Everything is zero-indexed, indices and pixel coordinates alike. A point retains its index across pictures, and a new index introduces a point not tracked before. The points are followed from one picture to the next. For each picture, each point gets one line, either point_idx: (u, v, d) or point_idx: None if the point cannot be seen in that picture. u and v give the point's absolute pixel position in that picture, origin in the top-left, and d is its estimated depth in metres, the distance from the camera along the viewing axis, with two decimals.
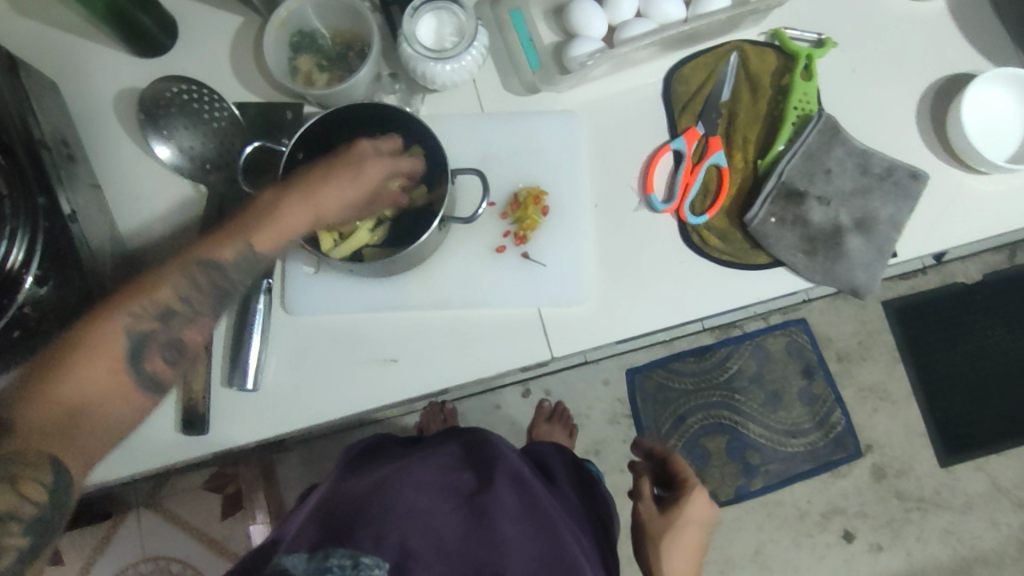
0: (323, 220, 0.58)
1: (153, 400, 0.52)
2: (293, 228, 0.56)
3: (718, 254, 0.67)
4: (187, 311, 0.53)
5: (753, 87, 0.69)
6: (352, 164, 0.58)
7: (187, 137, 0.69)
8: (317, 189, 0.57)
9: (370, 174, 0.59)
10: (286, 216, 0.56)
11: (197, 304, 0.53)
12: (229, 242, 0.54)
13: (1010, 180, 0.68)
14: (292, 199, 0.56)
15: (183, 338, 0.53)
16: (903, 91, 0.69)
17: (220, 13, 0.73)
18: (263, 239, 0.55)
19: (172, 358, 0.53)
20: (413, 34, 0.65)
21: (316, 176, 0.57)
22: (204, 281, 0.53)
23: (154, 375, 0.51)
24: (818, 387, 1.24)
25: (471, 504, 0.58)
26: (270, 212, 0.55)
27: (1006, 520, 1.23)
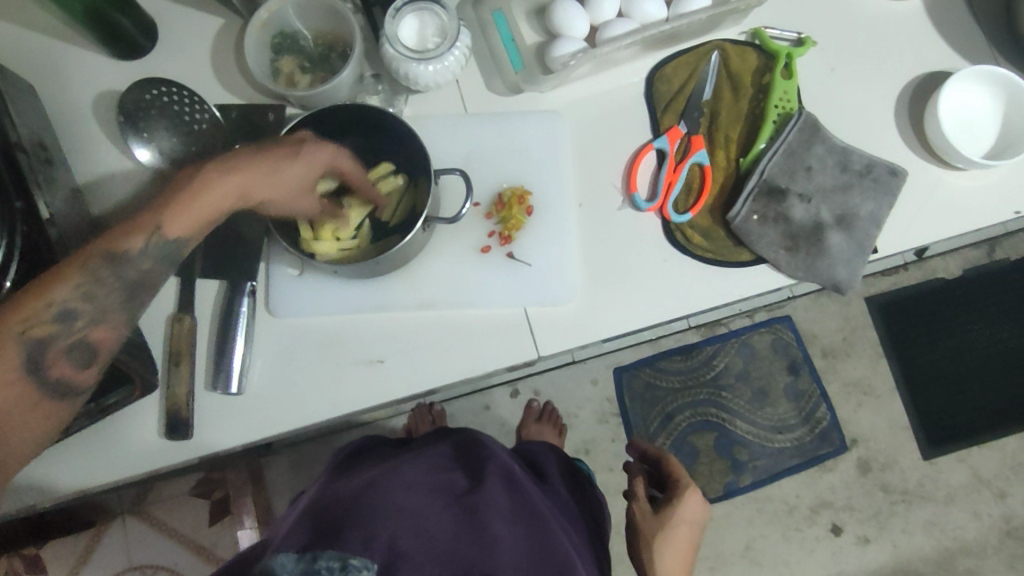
0: (248, 200, 0.56)
1: (62, 407, 0.50)
2: (217, 202, 0.54)
3: (702, 252, 0.68)
4: (90, 311, 0.50)
5: (734, 86, 0.70)
6: (283, 148, 0.59)
7: (168, 141, 0.69)
8: (245, 165, 0.56)
9: (306, 157, 0.59)
10: (207, 188, 0.54)
11: (104, 302, 0.50)
12: (143, 221, 0.52)
13: (987, 175, 0.69)
14: (217, 174, 0.55)
15: (90, 339, 0.50)
16: (881, 89, 0.70)
17: (201, 15, 0.72)
18: (180, 216, 0.53)
19: (80, 361, 0.50)
20: (395, 35, 0.65)
21: (244, 154, 0.57)
22: (116, 277, 0.51)
23: (58, 381, 0.50)
24: (803, 382, 1.25)
25: (461, 503, 0.59)
26: (191, 190, 0.54)
27: (989, 511, 1.25)
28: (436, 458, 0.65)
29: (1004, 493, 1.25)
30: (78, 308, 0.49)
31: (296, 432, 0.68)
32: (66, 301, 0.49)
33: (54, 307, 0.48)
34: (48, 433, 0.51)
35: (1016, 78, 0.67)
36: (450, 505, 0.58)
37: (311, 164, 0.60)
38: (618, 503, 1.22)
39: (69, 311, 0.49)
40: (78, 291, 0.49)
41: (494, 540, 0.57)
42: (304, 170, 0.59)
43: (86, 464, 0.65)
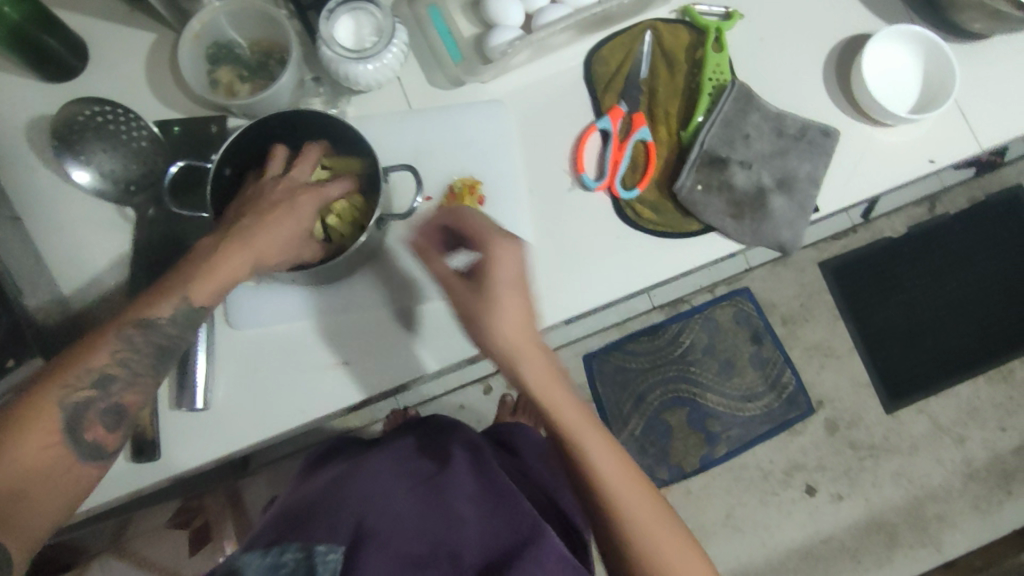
0: (265, 263, 0.57)
1: (96, 467, 0.53)
2: (230, 275, 0.56)
3: (653, 226, 0.69)
4: (126, 375, 0.54)
5: (669, 63, 0.72)
6: (282, 202, 0.58)
7: (107, 161, 0.67)
8: (253, 234, 0.56)
9: (303, 210, 0.58)
10: (218, 263, 0.55)
11: (136, 368, 0.54)
12: (167, 299, 0.54)
13: (914, 129, 0.72)
14: (226, 247, 0.55)
15: (123, 403, 0.54)
16: (809, 56, 0.73)
17: (132, 32, 0.71)
18: (200, 289, 0.55)
19: (113, 424, 0.54)
20: (331, 36, 0.65)
21: (246, 222, 0.56)
22: (139, 340, 0.54)
23: (94, 443, 0.53)
24: (767, 350, 1.29)
25: (425, 483, 0.61)
26: (207, 263, 0.55)
27: (950, 457, 1.30)
28: (404, 450, 0.69)
29: (964, 438, 1.30)
30: (114, 374, 0.53)
31: (268, 443, 0.68)
32: (103, 368, 0.52)
33: (93, 373, 0.52)
34: (83, 490, 0.53)
35: (931, 34, 0.71)
36: (413, 484, 0.61)
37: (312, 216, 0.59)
38: None
39: (104, 378, 0.53)
40: (113, 359, 0.53)
41: (458, 510, 0.57)
42: (304, 222, 0.58)
43: None
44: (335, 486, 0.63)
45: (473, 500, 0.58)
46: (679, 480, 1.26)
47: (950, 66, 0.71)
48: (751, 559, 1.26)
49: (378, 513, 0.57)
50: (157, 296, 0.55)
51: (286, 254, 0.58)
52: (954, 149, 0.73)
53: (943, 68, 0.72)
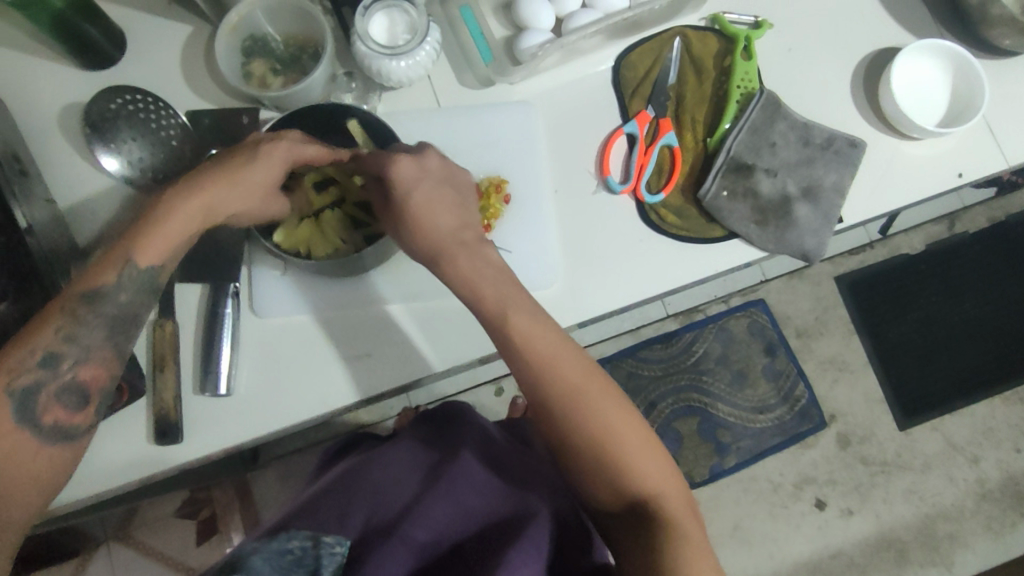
0: (215, 217, 0.56)
1: (64, 449, 0.51)
2: (180, 228, 0.54)
3: (675, 231, 0.70)
4: (78, 350, 0.51)
5: (697, 70, 0.73)
6: (243, 154, 0.57)
7: (136, 150, 0.68)
8: (204, 185, 0.55)
9: (266, 159, 0.57)
10: (168, 216, 0.53)
11: (88, 341, 0.52)
12: (111, 261, 0.53)
13: (941, 142, 0.72)
14: (175, 198, 0.54)
15: (82, 379, 0.52)
16: (837, 67, 0.73)
17: (168, 24, 0.73)
18: (146, 247, 0.53)
19: (75, 403, 0.51)
20: (365, 32, 0.66)
21: (201, 174, 0.55)
22: (86, 313, 0.52)
23: (56, 426, 0.50)
24: (780, 363, 1.29)
25: (435, 473, 0.62)
26: (155, 220, 0.53)
27: (963, 476, 1.29)
28: (416, 443, 0.70)
29: (978, 457, 1.29)
30: (62, 351, 0.51)
31: (288, 431, 0.69)
32: (50, 346, 0.50)
33: (38, 353, 0.50)
34: (63, 474, 0.51)
35: (958, 48, 0.71)
36: (422, 476, 0.63)
37: (276, 166, 0.58)
38: None
39: (53, 355, 0.50)
40: (59, 335, 0.51)
41: (466, 502, 0.59)
42: (265, 170, 0.57)
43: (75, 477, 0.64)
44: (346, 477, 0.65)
45: (479, 491, 0.60)
46: (688, 490, 1.25)
47: (976, 72, 0.71)
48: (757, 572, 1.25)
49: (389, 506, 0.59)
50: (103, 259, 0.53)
51: (244, 204, 0.57)
52: (981, 164, 0.73)
53: (968, 76, 0.72)
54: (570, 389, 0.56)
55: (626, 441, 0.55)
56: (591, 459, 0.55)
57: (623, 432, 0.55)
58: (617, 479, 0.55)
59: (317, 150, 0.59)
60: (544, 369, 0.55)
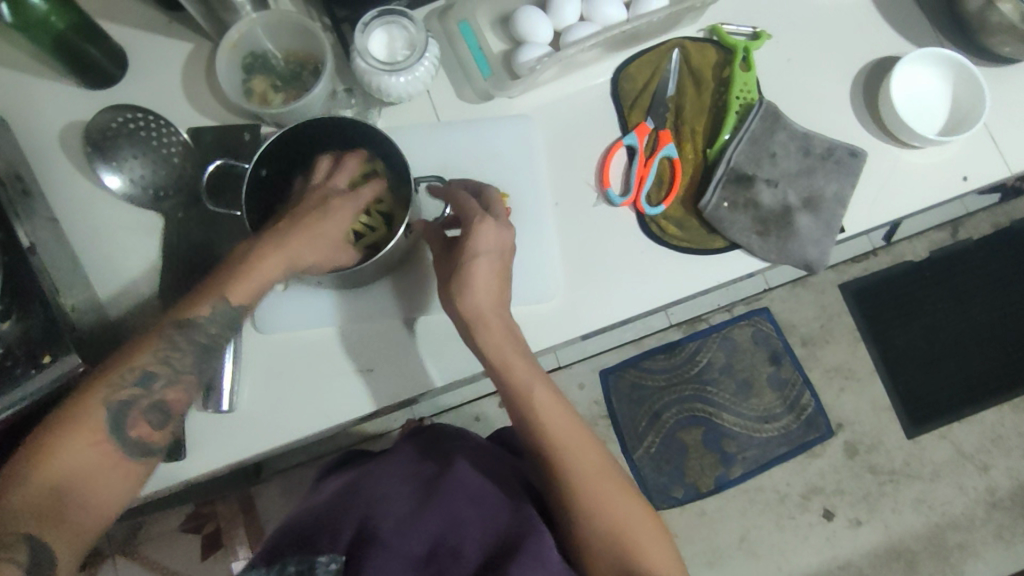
0: (294, 266, 0.57)
1: (140, 465, 0.53)
2: (266, 275, 0.56)
3: (676, 242, 0.70)
4: (168, 372, 0.54)
5: (696, 81, 0.73)
6: (320, 206, 0.59)
7: (137, 167, 0.69)
8: (287, 237, 0.57)
9: (338, 216, 0.59)
10: (258, 261, 0.56)
11: (179, 365, 0.55)
12: (203, 301, 0.55)
13: (943, 150, 0.72)
14: (263, 247, 0.56)
15: (167, 401, 0.54)
16: (836, 76, 0.73)
17: (169, 42, 0.73)
18: (237, 290, 0.56)
19: (158, 422, 0.54)
20: (365, 49, 0.66)
21: (286, 223, 0.58)
22: (181, 341, 0.55)
23: (138, 442, 0.53)
24: (786, 371, 1.28)
25: (429, 485, 0.63)
26: (244, 267, 0.56)
27: (973, 484, 1.27)
28: (410, 454, 0.70)
29: (987, 465, 1.28)
30: (157, 372, 0.54)
31: (290, 447, 0.69)
32: (145, 367, 0.53)
33: (136, 371, 0.53)
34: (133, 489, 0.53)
35: (950, 52, 0.71)
36: (417, 488, 0.63)
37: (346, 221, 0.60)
38: None
39: (148, 376, 0.53)
40: (156, 357, 0.54)
41: (459, 512, 0.59)
42: (340, 223, 0.59)
43: None
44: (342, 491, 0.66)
45: (473, 500, 0.60)
46: (693, 500, 1.24)
47: (969, 71, 0.71)
48: None
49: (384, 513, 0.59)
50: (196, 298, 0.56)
51: (322, 256, 0.59)
52: (984, 170, 0.73)
53: (962, 75, 0.72)
54: (572, 450, 0.58)
55: (619, 512, 0.57)
56: (589, 530, 0.56)
57: (617, 505, 0.57)
58: (604, 550, 0.56)
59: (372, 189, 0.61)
60: (550, 428, 0.58)
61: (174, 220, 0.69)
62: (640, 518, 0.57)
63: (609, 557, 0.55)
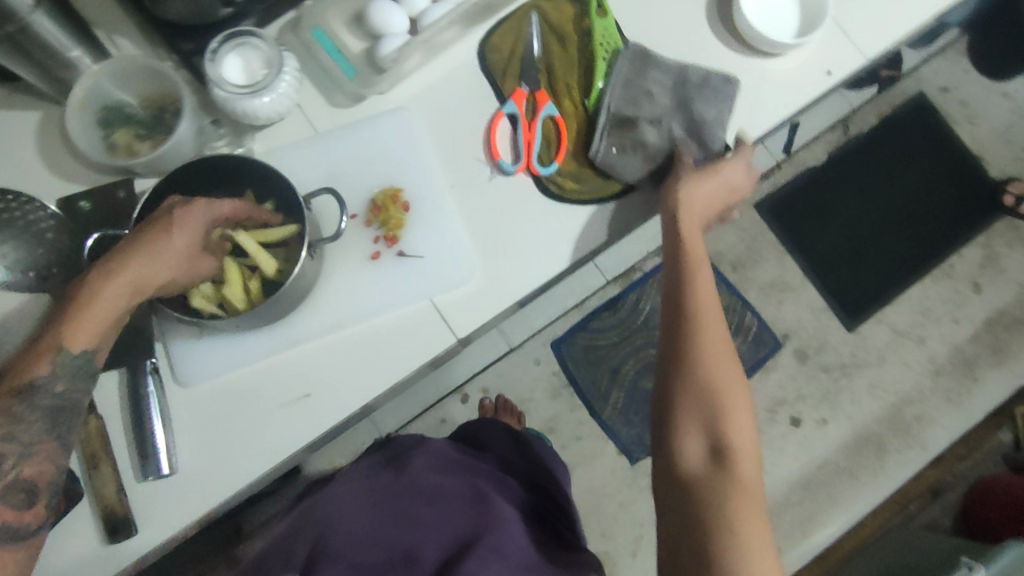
0: (145, 289, 0.56)
1: (20, 549, 0.52)
2: (109, 307, 0.55)
3: (576, 197, 0.70)
4: (19, 448, 0.52)
5: (559, 38, 0.74)
6: (160, 220, 0.56)
7: (10, 250, 0.64)
8: (127, 261, 0.55)
9: (185, 226, 0.57)
10: (96, 291, 0.54)
11: (28, 437, 0.53)
12: (45, 349, 0.53)
13: (803, 51, 0.75)
14: (100, 275, 0.54)
15: (24, 477, 0.53)
16: (690, 5, 0.75)
17: (14, 114, 0.69)
18: (80, 328, 0.54)
19: (22, 502, 0.52)
20: (220, 77, 0.65)
21: (127, 244, 0.55)
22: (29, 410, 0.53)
23: (5, 527, 0.51)
24: (725, 298, 1.32)
25: (387, 493, 0.62)
26: (84, 298, 0.54)
27: (916, 358, 1.34)
28: (367, 469, 0.69)
29: (924, 337, 1.35)
30: (3, 453, 0.52)
31: (247, 493, 0.66)
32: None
33: None
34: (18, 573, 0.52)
35: None
36: (373, 496, 0.62)
37: (192, 230, 0.57)
38: (595, 465, 1.26)
39: None
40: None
41: (418, 514, 0.59)
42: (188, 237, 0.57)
43: None
44: (299, 521, 0.64)
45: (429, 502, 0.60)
46: None
47: None
48: None
49: (337, 527, 0.58)
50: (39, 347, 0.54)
51: (171, 273, 0.57)
52: (844, 63, 0.76)
53: None
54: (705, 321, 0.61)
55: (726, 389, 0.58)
56: (689, 408, 0.58)
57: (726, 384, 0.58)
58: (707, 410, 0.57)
59: (232, 206, 0.60)
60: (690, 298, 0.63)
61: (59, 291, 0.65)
62: (750, 429, 0.58)
63: (708, 420, 0.57)
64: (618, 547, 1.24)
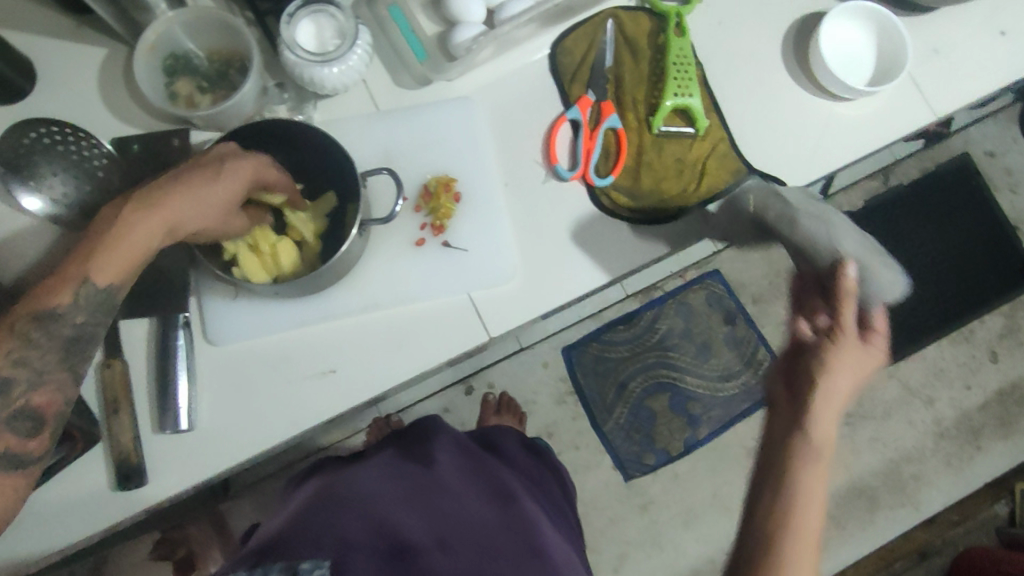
0: (176, 232, 0.53)
1: (17, 478, 0.50)
2: (146, 241, 0.51)
3: (628, 213, 0.70)
4: (29, 373, 0.50)
5: (633, 50, 0.73)
6: (208, 165, 0.54)
7: (59, 184, 0.64)
8: (162, 199, 0.51)
9: (228, 175, 0.54)
10: (137, 222, 0.51)
11: (41, 365, 0.51)
12: (67, 279, 0.50)
13: (872, 99, 0.75)
14: (140, 203, 0.51)
15: (33, 406, 0.50)
16: (767, 37, 0.75)
17: (80, 47, 0.69)
18: (106, 262, 0.50)
19: (25, 430, 0.50)
20: (293, 40, 0.64)
21: (163, 183, 0.52)
22: (43, 334, 0.50)
23: (7, 454, 0.49)
24: (741, 330, 1.32)
25: (413, 487, 0.66)
26: (112, 231, 0.50)
27: (921, 418, 1.34)
28: (389, 458, 0.73)
29: (934, 399, 1.34)
30: (13, 377, 0.49)
31: (259, 459, 0.66)
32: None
33: None
34: (17, 499, 0.51)
35: (830, 26, 0.74)
36: (401, 485, 0.65)
37: (237, 185, 0.55)
38: (588, 476, 1.26)
39: (5, 382, 0.49)
40: (10, 360, 0.49)
41: (446, 512, 0.64)
42: (228, 186, 0.54)
43: (32, 534, 0.61)
44: (320, 494, 0.67)
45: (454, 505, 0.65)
46: (666, 465, 1.28)
47: (849, 21, 0.75)
48: None
49: (369, 512, 0.60)
50: (59, 278, 0.50)
51: (211, 220, 0.54)
52: (912, 117, 0.75)
53: (848, 26, 0.75)
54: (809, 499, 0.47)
55: None
56: None
57: None
58: None
59: (275, 174, 0.59)
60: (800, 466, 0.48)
61: None
62: None
63: None
64: (599, 561, 1.24)
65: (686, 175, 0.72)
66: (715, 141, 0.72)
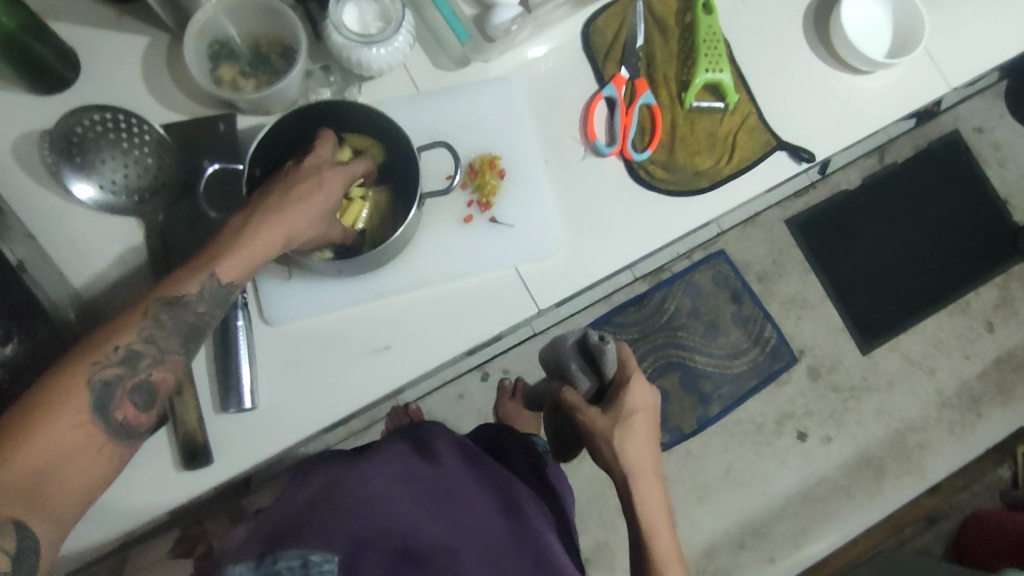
0: (294, 238, 0.57)
1: (127, 446, 0.52)
2: (259, 252, 0.55)
3: (666, 186, 0.72)
4: (154, 352, 0.53)
5: (662, 29, 0.76)
6: (310, 178, 0.58)
7: (110, 170, 0.64)
8: (283, 210, 0.56)
9: (332, 184, 0.59)
10: (258, 232, 0.55)
11: (165, 344, 0.54)
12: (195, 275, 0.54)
13: (890, 72, 0.78)
14: (259, 221, 0.55)
15: (152, 380, 0.53)
16: (789, 12, 0.77)
17: (121, 37, 0.69)
18: (232, 262, 0.54)
19: (142, 403, 0.53)
20: (340, 22, 0.65)
21: (278, 194, 0.56)
22: (169, 319, 0.53)
23: (124, 424, 0.51)
24: (747, 308, 1.35)
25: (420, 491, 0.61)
26: (239, 235, 0.55)
27: (923, 389, 1.38)
28: (394, 449, 0.69)
29: (934, 369, 1.38)
30: (141, 351, 0.53)
31: (315, 436, 0.67)
32: (132, 346, 0.52)
33: (121, 350, 0.51)
34: (112, 474, 0.51)
35: (853, 9, 0.77)
36: (413, 488, 0.61)
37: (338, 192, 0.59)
38: None
39: (132, 355, 0.52)
40: (140, 337, 0.52)
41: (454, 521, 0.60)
42: (333, 195, 0.59)
43: (96, 516, 0.62)
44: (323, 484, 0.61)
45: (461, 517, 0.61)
46: (680, 442, 1.32)
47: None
48: (752, 509, 1.31)
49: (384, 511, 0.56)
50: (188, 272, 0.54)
51: (313, 233, 0.59)
52: (926, 89, 0.79)
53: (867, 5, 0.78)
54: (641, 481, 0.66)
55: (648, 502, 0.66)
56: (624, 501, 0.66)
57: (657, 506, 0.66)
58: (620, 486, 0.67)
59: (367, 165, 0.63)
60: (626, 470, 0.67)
61: (155, 221, 0.66)
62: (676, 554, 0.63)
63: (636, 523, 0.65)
64: (618, 538, 1.27)
65: (718, 148, 0.74)
66: (744, 115, 0.75)
